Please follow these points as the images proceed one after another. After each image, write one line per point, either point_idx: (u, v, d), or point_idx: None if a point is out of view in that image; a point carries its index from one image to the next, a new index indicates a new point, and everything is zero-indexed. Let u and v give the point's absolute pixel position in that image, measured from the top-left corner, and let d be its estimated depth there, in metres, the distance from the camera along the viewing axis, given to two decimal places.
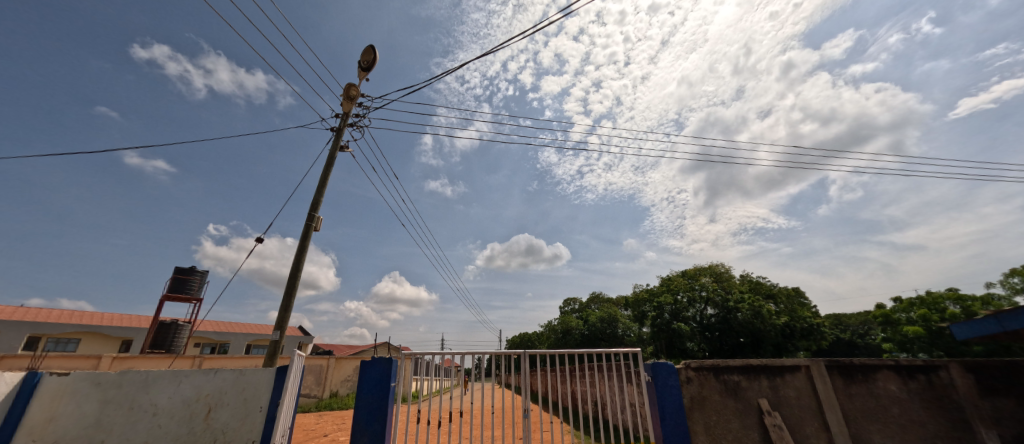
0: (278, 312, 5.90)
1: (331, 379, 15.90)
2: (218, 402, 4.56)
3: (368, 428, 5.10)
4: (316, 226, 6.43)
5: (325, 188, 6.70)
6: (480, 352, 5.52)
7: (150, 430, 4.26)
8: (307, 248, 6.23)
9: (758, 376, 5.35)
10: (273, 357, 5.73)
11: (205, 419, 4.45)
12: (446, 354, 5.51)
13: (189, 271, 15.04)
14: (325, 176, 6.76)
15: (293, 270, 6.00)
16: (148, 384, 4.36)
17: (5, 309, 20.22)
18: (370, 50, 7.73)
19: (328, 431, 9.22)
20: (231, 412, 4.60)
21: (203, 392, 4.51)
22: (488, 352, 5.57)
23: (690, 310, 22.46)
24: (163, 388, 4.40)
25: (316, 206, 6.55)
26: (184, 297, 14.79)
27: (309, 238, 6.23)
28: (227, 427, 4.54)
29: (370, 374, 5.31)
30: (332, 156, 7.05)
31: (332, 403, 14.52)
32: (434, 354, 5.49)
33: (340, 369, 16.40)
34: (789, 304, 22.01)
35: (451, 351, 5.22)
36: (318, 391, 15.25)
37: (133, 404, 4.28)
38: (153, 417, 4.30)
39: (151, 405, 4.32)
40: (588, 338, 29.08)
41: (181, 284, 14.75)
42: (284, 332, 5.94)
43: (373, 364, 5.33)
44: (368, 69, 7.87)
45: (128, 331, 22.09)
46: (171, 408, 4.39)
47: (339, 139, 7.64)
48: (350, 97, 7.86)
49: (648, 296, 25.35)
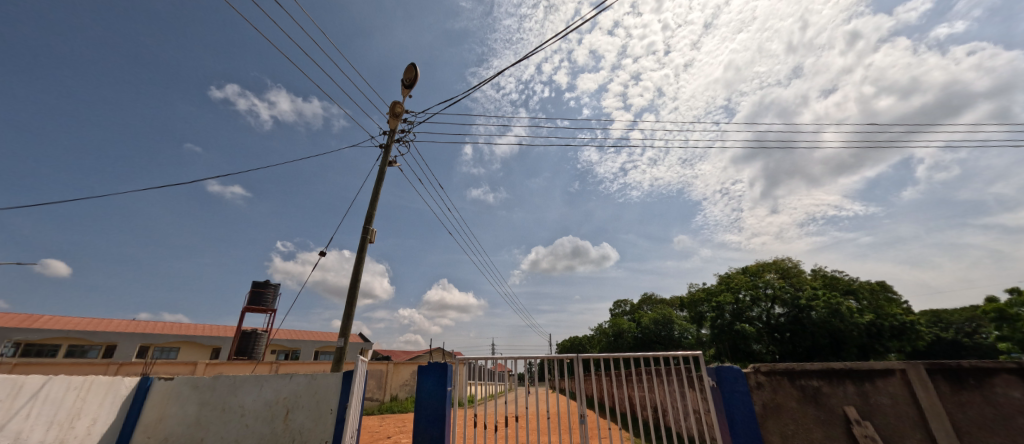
0: (341, 320, 6.32)
1: (391, 383, 16.67)
2: (294, 404, 4.95)
3: (428, 430, 5.28)
4: (371, 238, 6.86)
5: (377, 202, 7.10)
6: (529, 357, 5.41)
7: (240, 429, 4.75)
8: (364, 259, 6.64)
9: (842, 381, 4.82)
10: (340, 362, 6.12)
11: (285, 420, 4.86)
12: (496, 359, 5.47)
13: (264, 284, 16.61)
14: (377, 191, 7.18)
15: (353, 281, 6.42)
16: (237, 387, 4.88)
17: (122, 322, 23.57)
18: (412, 68, 8.13)
19: (391, 433, 9.68)
20: (306, 414, 4.95)
21: (281, 395, 4.93)
22: (537, 356, 5.46)
23: (754, 310, 20.86)
24: (248, 391, 4.88)
25: (371, 219, 6.97)
26: (260, 308, 16.28)
27: (365, 250, 6.65)
28: (303, 427, 4.89)
29: (427, 378, 5.50)
30: (382, 172, 7.46)
31: (393, 406, 15.24)
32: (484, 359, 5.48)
33: (399, 374, 17.11)
34: (874, 300, 19.56)
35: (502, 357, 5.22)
36: (379, 395, 16.10)
37: (224, 405, 4.80)
38: (241, 418, 4.79)
39: (239, 406, 4.82)
40: (642, 341, 27.86)
41: (258, 297, 16.34)
42: (348, 339, 6.34)
43: (429, 368, 5.54)
44: (411, 86, 8.27)
45: (216, 339, 24.83)
46: (255, 409, 4.85)
47: (388, 155, 8.14)
48: (396, 114, 8.29)
49: (706, 296, 24.06)
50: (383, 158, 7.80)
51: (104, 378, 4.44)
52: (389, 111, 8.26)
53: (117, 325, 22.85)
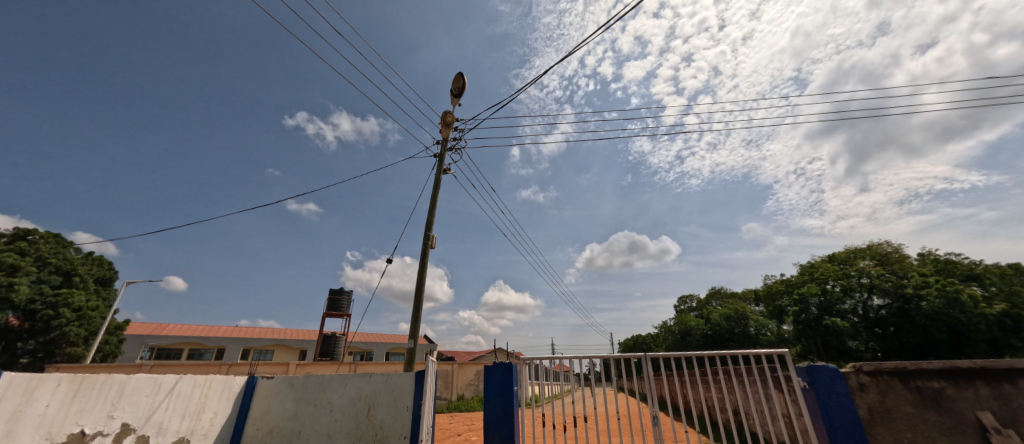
0: (410, 323, 6.68)
1: (457, 382, 17.30)
2: (375, 401, 5.33)
3: (498, 429, 5.39)
4: (432, 244, 7.19)
5: (436, 209, 7.42)
6: (593, 356, 5.30)
7: (331, 423, 5.23)
8: (427, 264, 6.97)
9: (972, 383, 4.09)
10: (412, 363, 6.47)
11: (368, 416, 5.25)
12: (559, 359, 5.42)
13: (340, 291, 18.14)
14: (435, 199, 7.51)
15: (418, 285, 6.77)
16: (325, 385, 5.37)
17: (228, 328, 27.17)
18: (460, 77, 8.39)
19: (461, 431, 10.05)
20: (386, 411, 5.30)
21: (363, 392, 5.34)
22: (600, 356, 5.32)
23: (847, 303, 18.56)
24: (335, 389, 5.36)
25: (431, 225, 7.31)
26: (338, 313, 17.80)
27: (427, 256, 6.99)
28: (384, 423, 5.24)
29: (494, 378, 5.62)
30: (437, 180, 7.79)
31: (460, 405, 15.85)
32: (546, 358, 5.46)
33: (464, 374, 17.71)
34: (1006, 285, 16.13)
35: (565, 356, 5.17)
36: (447, 394, 16.80)
37: (316, 401, 5.32)
38: (331, 413, 5.27)
39: (329, 402, 5.31)
40: (712, 339, 26.04)
41: (335, 303, 17.90)
42: (417, 340, 6.69)
43: (495, 368, 5.66)
44: (460, 95, 8.54)
45: (303, 342, 27.63)
46: (342, 405, 5.31)
47: (443, 163, 8.49)
48: (447, 123, 8.60)
49: (786, 288, 21.96)
50: (438, 167, 8.15)
51: (220, 377, 5.17)
52: (441, 121, 8.60)
53: (225, 330, 26.37)
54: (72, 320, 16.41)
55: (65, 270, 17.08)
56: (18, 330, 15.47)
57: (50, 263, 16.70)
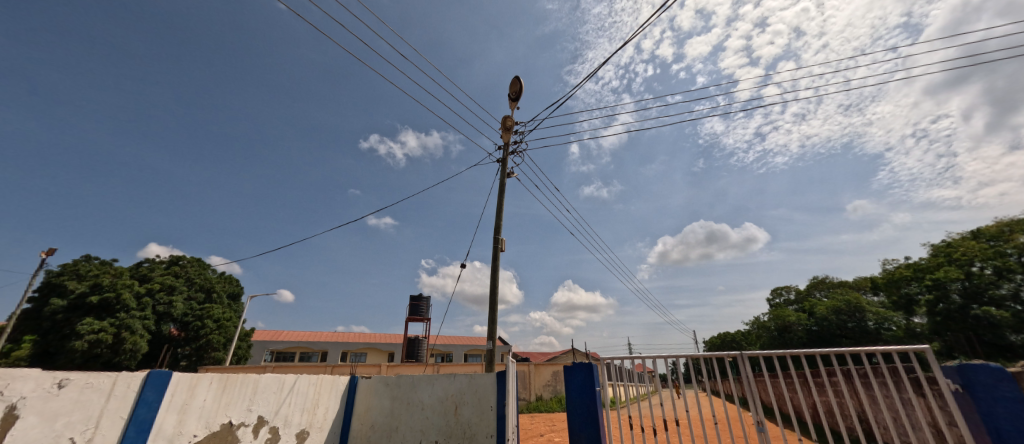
0: (487, 325, 6.89)
1: (534, 383, 17.41)
2: (461, 400, 5.59)
3: (583, 430, 5.30)
4: (502, 247, 7.36)
5: (503, 213, 7.59)
6: (675, 357, 4.93)
7: (423, 420, 5.60)
8: (498, 267, 7.14)
9: None
10: (492, 364, 6.67)
11: (456, 414, 5.52)
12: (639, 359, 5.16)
13: (419, 297, 19.42)
14: (501, 203, 7.68)
15: (492, 288, 6.96)
16: (415, 385, 5.79)
17: (329, 333, 30.70)
18: (516, 80, 8.51)
19: (544, 431, 10.08)
20: (472, 409, 5.51)
21: (450, 392, 5.64)
22: (683, 356, 4.93)
23: (1003, 287, 14.98)
24: (425, 388, 5.74)
25: (499, 229, 7.49)
26: (419, 318, 19.06)
27: (498, 259, 7.16)
28: (471, 421, 5.45)
29: (576, 379, 5.55)
30: (502, 185, 7.97)
31: (540, 406, 16.03)
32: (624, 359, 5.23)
33: (541, 374, 17.73)
34: None
35: (645, 356, 4.92)
36: (525, 394, 17.03)
37: (409, 400, 5.74)
38: (422, 411, 5.65)
39: (419, 401, 5.69)
40: (819, 335, 22.85)
41: (416, 308, 19.20)
42: (496, 342, 6.87)
43: (575, 368, 5.58)
44: (517, 99, 8.65)
45: (391, 345, 30.10)
46: (432, 404, 5.66)
47: (505, 167, 8.67)
48: (507, 127, 8.77)
49: (913, 274, 18.48)
50: (501, 171, 8.34)
51: (329, 377, 5.85)
52: (502, 126, 8.79)
53: (327, 336, 29.83)
54: (214, 329, 19.75)
55: (206, 287, 20.71)
56: (178, 338, 19.03)
57: (196, 282, 20.40)
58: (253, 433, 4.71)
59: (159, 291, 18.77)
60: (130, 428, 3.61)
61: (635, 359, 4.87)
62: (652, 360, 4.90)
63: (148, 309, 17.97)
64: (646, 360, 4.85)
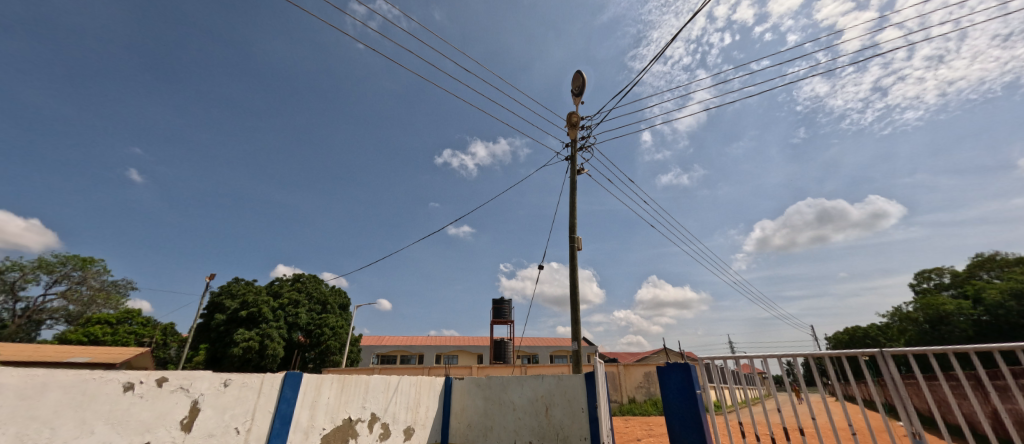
0: (571, 326, 6.78)
1: (626, 385, 16.63)
2: (551, 401, 5.56)
3: (685, 437, 4.88)
4: (578, 245, 7.20)
5: (576, 210, 7.44)
6: (790, 357, 4.25)
7: (516, 421, 5.70)
8: (577, 266, 7.00)
9: None
10: (579, 365, 6.53)
11: (547, 415, 5.51)
12: (745, 360, 4.57)
13: (501, 301, 19.99)
14: (573, 200, 7.54)
15: (572, 288, 6.84)
16: (505, 385, 5.94)
17: (424, 337, 33.24)
18: (578, 75, 8.31)
19: (641, 436, 9.55)
20: (563, 411, 5.45)
21: (539, 393, 5.66)
22: (801, 356, 4.22)
23: None
24: (514, 389, 5.86)
25: (574, 227, 7.35)
26: (503, 320, 19.60)
27: (576, 258, 7.03)
28: (563, 423, 5.39)
29: (672, 380, 5.14)
30: (573, 182, 7.82)
31: (634, 408, 15.65)
32: (725, 359, 4.70)
33: (631, 376, 16.85)
34: None
35: (751, 357, 4.35)
36: (617, 396, 16.38)
37: (501, 400, 5.91)
38: (514, 411, 5.75)
39: (510, 401, 5.82)
40: (994, 328, 18.02)
41: (500, 311, 19.78)
42: (581, 342, 6.72)
43: (669, 369, 5.18)
44: (581, 93, 8.43)
45: (479, 348, 31.47)
46: (523, 404, 5.74)
47: (575, 164, 8.51)
48: (573, 123, 8.59)
49: None
50: (571, 169, 8.20)
51: (427, 377, 6.30)
52: (567, 122, 8.64)
53: (422, 339, 32.34)
54: (331, 336, 22.67)
55: (322, 299, 23.92)
56: (305, 344, 22.27)
57: (314, 295, 23.71)
58: (368, 428, 5.27)
59: (288, 304, 22.24)
60: (276, 421, 4.30)
61: (739, 359, 4.33)
62: (761, 360, 4.31)
63: (281, 320, 21.42)
64: (753, 361, 4.29)
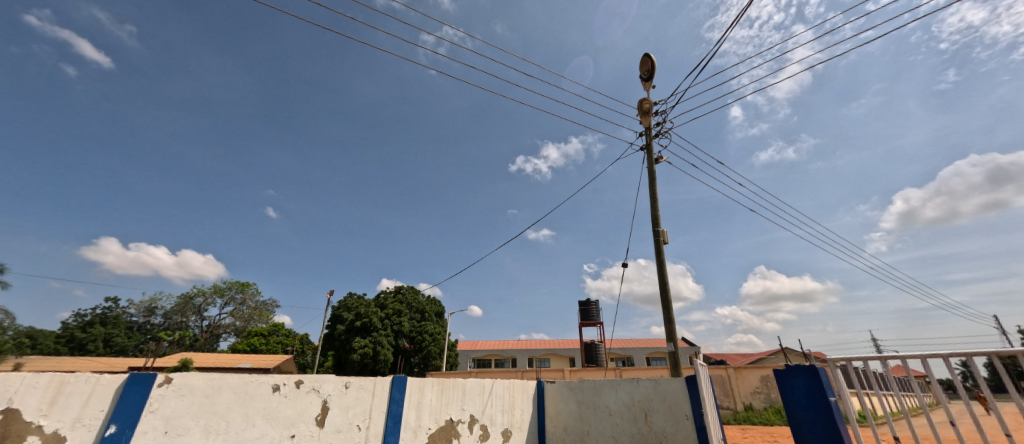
0: (664, 325, 6.32)
1: (739, 390, 14.87)
2: (649, 407, 5.23)
3: None
4: (664, 239, 6.70)
5: (658, 201, 6.95)
6: (966, 357, 3.33)
7: (613, 426, 5.48)
8: (665, 261, 6.52)
9: None
10: (678, 367, 6.04)
11: (647, 422, 5.19)
12: (896, 362, 3.71)
13: (588, 302, 19.56)
14: (654, 191, 7.06)
15: (662, 285, 6.38)
16: (598, 389, 5.77)
17: (515, 341, 34.10)
18: (646, 58, 7.81)
19: None
20: (664, 418, 5.08)
21: (636, 398, 5.37)
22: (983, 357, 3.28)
23: None
24: (608, 393, 5.66)
25: (657, 219, 6.88)
26: (592, 322, 19.15)
27: (662, 252, 6.56)
28: (665, 430, 5.02)
29: (796, 386, 4.43)
30: (652, 172, 7.33)
31: (752, 417, 13.73)
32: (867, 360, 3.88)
33: (745, 380, 14.99)
34: None
35: (905, 356, 3.52)
36: (729, 403, 14.75)
37: (595, 404, 5.75)
38: (611, 416, 5.54)
39: (605, 406, 5.63)
40: None
41: (587, 313, 19.36)
42: (677, 343, 6.20)
43: (791, 372, 4.47)
44: (651, 77, 7.91)
45: (570, 350, 31.16)
46: (619, 409, 5.50)
47: (652, 153, 7.99)
48: (645, 110, 8.08)
49: None
50: (648, 158, 7.71)
51: (519, 381, 6.42)
52: (639, 110, 8.16)
53: (513, 343, 33.22)
54: (430, 342, 24.61)
55: (420, 308, 26.10)
56: (409, 350, 24.51)
57: (413, 305, 26.00)
58: (468, 428, 5.56)
59: (392, 314, 24.76)
60: (389, 419, 4.78)
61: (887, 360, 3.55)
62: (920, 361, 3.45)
63: (388, 329, 23.94)
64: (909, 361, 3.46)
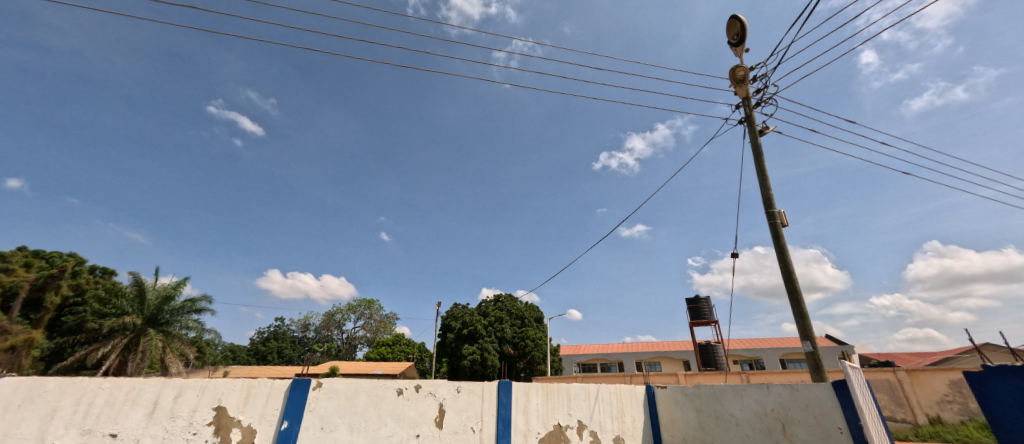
0: (796, 321, 5.40)
1: (918, 399, 11.83)
2: (787, 417, 4.51)
3: None
4: (782, 221, 5.77)
5: (769, 179, 6.04)
6: None
7: (742, 438, 4.87)
8: (786, 246, 5.60)
9: None
10: (820, 370, 5.09)
11: (786, 434, 4.47)
12: None
13: (697, 299, 17.80)
14: (762, 168, 6.15)
15: (786, 274, 5.49)
16: (719, 396, 5.21)
17: (619, 344, 32.69)
18: (733, 21, 6.92)
19: None
20: (809, 430, 4.31)
21: (768, 406, 4.70)
22: None
23: None
24: (732, 400, 5.06)
25: (770, 200, 5.96)
26: (705, 321, 17.34)
27: (781, 236, 5.65)
28: None
29: (1006, 393, 3.34)
30: (757, 147, 6.41)
31: (943, 433, 10.77)
32: None
33: (925, 387, 11.82)
34: None
35: None
36: (907, 414, 11.83)
37: (717, 413, 5.20)
38: (738, 427, 4.94)
39: (730, 415, 5.05)
40: None
41: (697, 311, 17.59)
42: (816, 342, 5.23)
43: (997, 376, 3.39)
44: (742, 40, 6.97)
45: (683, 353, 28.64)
46: (748, 419, 4.87)
47: (755, 124, 6.98)
48: (739, 78, 7.14)
49: None
50: (751, 132, 6.76)
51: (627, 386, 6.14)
52: (732, 80, 7.25)
53: (618, 347, 31.87)
54: (533, 347, 25.08)
55: (520, 315, 26.86)
56: (514, 355, 25.29)
57: (513, 312, 26.89)
58: (578, 434, 5.50)
59: (494, 321, 25.96)
60: (499, 423, 5.01)
61: None
62: None
63: (492, 335, 25.14)
64: None
